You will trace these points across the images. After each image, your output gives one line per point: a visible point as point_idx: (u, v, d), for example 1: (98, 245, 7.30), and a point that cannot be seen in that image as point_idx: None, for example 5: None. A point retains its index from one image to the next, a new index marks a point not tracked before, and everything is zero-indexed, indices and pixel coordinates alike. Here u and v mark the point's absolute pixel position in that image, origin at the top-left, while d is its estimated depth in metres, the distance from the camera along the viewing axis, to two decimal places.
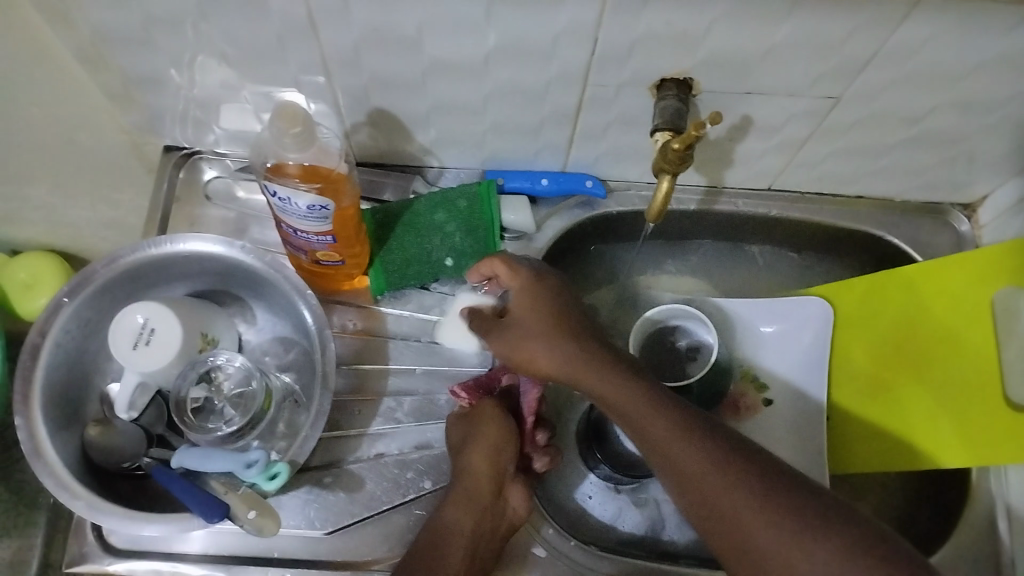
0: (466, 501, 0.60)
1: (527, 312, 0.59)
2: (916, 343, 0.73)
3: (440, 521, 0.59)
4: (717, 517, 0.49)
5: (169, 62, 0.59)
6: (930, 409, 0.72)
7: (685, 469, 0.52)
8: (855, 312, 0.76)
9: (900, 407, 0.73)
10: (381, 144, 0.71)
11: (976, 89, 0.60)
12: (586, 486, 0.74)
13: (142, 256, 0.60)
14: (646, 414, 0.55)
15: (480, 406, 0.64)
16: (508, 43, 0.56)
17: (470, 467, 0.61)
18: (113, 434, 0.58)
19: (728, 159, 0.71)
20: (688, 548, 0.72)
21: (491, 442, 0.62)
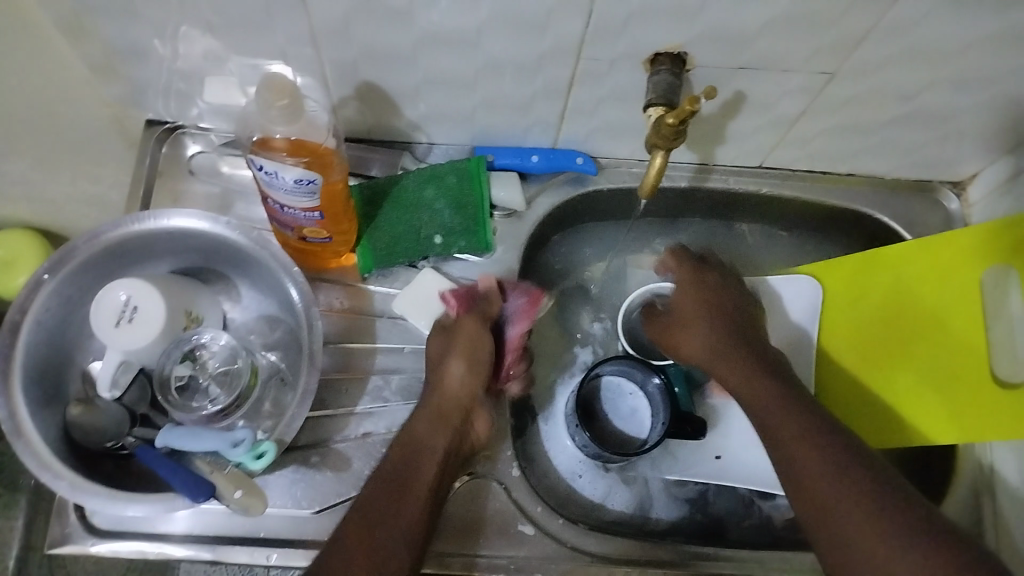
0: (436, 420, 0.61)
1: (690, 303, 0.68)
2: (904, 321, 0.73)
3: (413, 441, 0.60)
4: (825, 504, 0.52)
5: (153, 33, 0.57)
6: (921, 388, 0.71)
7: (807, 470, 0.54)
8: (842, 290, 0.76)
9: (887, 384, 0.73)
10: (369, 118, 0.69)
11: (973, 65, 0.59)
12: (575, 465, 0.73)
13: (125, 231, 0.58)
14: (776, 408, 0.59)
15: (462, 320, 0.65)
16: (501, 15, 0.55)
17: (444, 380, 0.63)
18: (95, 414, 0.56)
19: (720, 136, 0.71)
20: (674, 526, 0.73)
21: (466, 350, 0.63)
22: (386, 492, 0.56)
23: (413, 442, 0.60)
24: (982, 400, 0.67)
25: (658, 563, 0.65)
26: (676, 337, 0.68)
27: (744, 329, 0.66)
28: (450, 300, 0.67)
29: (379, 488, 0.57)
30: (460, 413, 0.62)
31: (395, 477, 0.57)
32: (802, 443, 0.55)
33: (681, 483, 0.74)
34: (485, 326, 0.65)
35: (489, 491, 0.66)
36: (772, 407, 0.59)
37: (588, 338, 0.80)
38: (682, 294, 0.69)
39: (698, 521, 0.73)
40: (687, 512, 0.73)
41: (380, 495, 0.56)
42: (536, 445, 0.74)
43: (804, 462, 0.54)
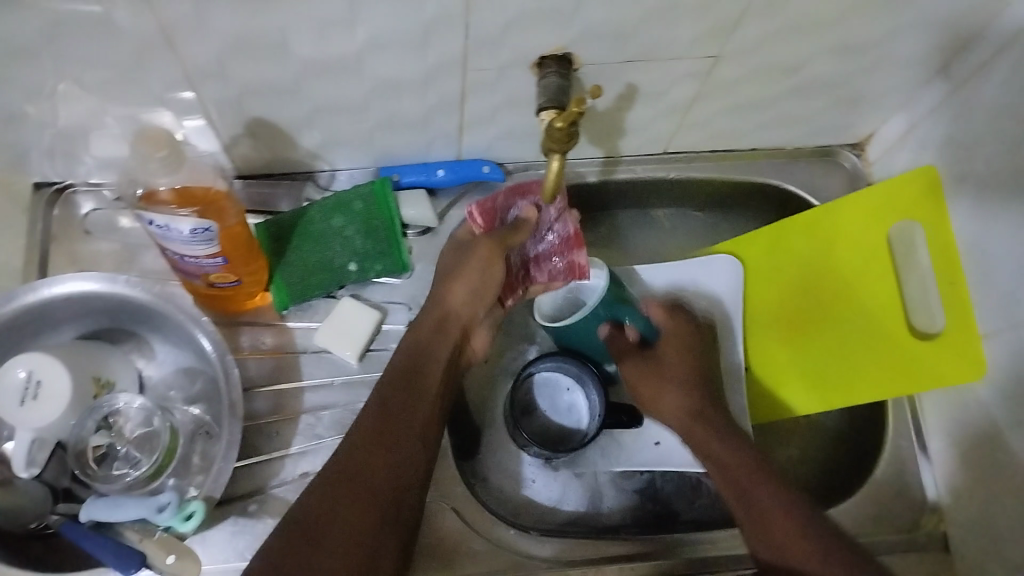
0: (437, 329, 0.64)
1: (672, 358, 0.71)
2: (823, 286, 0.75)
3: (419, 347, 0.63)
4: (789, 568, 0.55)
5: (22, 97, 0.55)
6: (849, 352, 0.72)
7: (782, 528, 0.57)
8: (759, 265, 0.78)
9: (813, 349, 0.74)
10: (265, 153, 0.68)
11: (849, 32, 0.61)
12: (526, 469, 0.73)
13: (18, 303, 0.56)
14: (754, 476, 0.61)
15: (479, 241, 0.66)
16: (379, 37, 0.54)
17: (447, 296, 0.65)
18: (15, 494, 0.54)
19: (620, 128, 0.71)
20: (626, 518, 0.73)
21: (475, 273, 0.65)
22: (400, 396, 0.59)
23: (419, 350, 0.62)
24: (903, 355, 0.69)
25: (611, 557, 0.65)
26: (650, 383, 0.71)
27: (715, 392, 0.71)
28: (476, 217, 0.68)
29: (390, 397, 0.59)
30: (459, 330, 0.66)
31: (403, 386, 0.59)
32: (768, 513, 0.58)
33: (629, 475, 0.74)
34: (500, 251, 0.65)
35: (436, 512, 0.65)
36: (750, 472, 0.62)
37: (521, 342, 0.79)
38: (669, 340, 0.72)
39: (650, 510, 0.73)
40: (638, 503, 0.74)
41: (392, 405, 0.58)
42: (484, 458, 0.73)
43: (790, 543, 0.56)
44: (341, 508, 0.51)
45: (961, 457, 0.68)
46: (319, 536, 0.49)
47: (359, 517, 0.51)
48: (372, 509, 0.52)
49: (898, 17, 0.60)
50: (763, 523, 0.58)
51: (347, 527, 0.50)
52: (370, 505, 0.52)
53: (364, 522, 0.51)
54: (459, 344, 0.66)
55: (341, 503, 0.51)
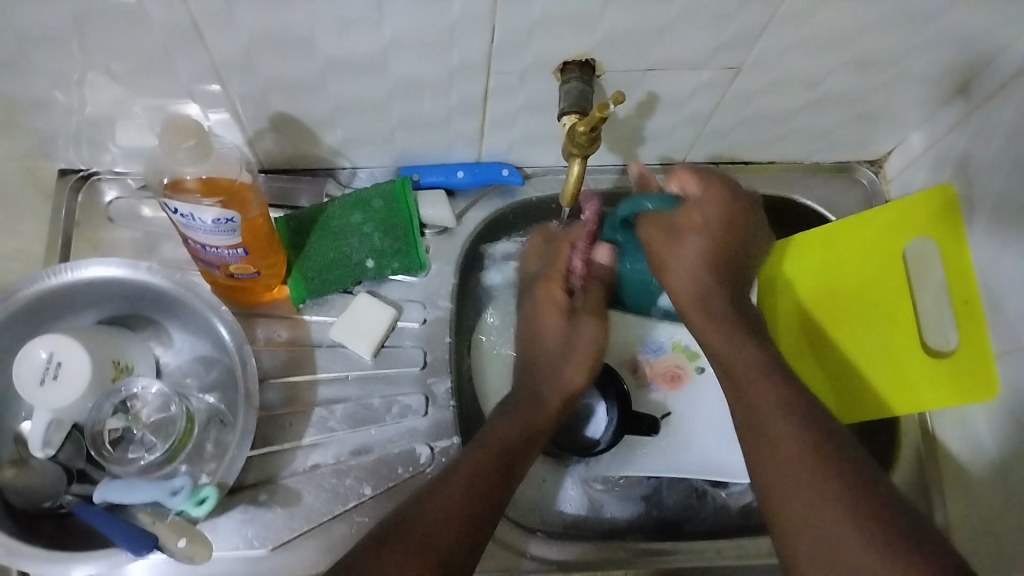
0: (562, 412, 0.66)
1: (692, 225, 0.67)
2: (840, 299, 0.74)
3: (529, 424, 0.63)
4: (778, 473, 0.53)
5: (54, 83, 0.56)
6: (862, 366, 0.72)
7: (780, 441, 0.55)
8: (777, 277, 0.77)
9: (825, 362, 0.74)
10: (287, 149, 0.69)
11: (871, 47, 0.61)
12: (536, 470, 0.73)
13: (41, 286, 0.57)
14: (752, 374, 0.60)
15: (585, 319, 0.71)
16: (406, 35, 0.55)
17: (567, 377, 0.68)
18: (31, 474, 0.55)
19: (640, 136, 0.72)
20: (630, 523, 0.73)
21: (587, 355, 0.70)
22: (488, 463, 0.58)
23: (524, 427, 0.63)
24: (917, 373, 0.69)
25: (618, 564, 0.65)
26: (663, 251, 0.68)
27: (737, 271, 0.68)
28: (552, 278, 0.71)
29: (473, 463, 0.58)
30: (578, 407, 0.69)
31: (492, 455, 0.59)
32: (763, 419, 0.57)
33: (635, 482, 0.74)
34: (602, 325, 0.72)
35: None
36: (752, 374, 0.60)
37: None
38: (702, 209, 0.67)
39: (654, 517, 0.74)
40: (642, 509, 0.74)
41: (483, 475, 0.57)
42: None
43: (784, 466, 0.54)
44: (397, 557, 0.50)
45: (969, 476, 0.67)
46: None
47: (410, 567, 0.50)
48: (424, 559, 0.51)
49: (918, 34, 0.60)
50: (760, 431, 0.57)
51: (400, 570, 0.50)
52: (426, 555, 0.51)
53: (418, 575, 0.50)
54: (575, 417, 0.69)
55: (393, 557, 0.50)
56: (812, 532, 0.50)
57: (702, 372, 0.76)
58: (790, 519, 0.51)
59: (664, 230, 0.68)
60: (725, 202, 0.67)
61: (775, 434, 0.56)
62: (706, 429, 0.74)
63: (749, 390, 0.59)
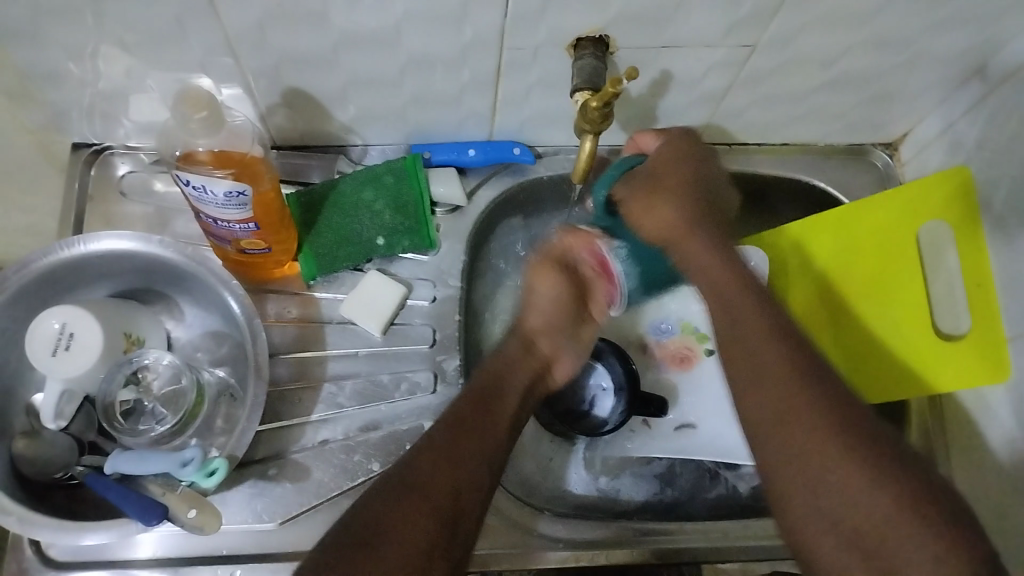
0: (522, 358, 0.63)
1: (667, 176, 0.64)
2: (852, 274, 0.73)
3: (501, 373, 0.61)
4: (795, 439, 0.48)
5: (67, 55, 0.56)
6: (871, 345, 0.71)
7: (761, 364, 0.53)
8: (789, 252, 0.75)
9: (837, 339, 0.73)
10: (299, 125, 0.69)
11: (889, 25, 0.61)
12: (545, 450, 0.73)
13: (54, 258, 0.58)
14: (745, 305, 0.57)
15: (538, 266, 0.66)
16: (420, 8, 0.55)
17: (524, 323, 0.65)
18: (42, 444, 0.56)
19: (652, 115, 0.71)
20: (643, 505, 0.72)
21: (548, 302, 0.65)
22: (475, 406, 0.58)
23: (501, 372, 0.61)
24: (928, 354, 0.69)
25: (623, 543, 0.65)
26: (637, 196, 0.65)
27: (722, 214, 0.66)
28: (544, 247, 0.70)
29: (443, 434, 0.55)
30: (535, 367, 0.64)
31: (457, 426, 0.56)
32: (766, 382, 0.52)
33: (646, 461, 0.74)
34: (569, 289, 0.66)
35: None
36: (749, 335, 0.55)
37: None
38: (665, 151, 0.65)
39: (667, 496, 0.73)
40: (656, 492, 0.73)
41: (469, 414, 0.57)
42: None
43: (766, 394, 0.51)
44: (398, 510, 0.49)
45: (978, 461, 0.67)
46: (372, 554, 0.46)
47: (407, 509, 0.49)
48: (424, 512, 0.50)
49: (937, 12, 0.59)
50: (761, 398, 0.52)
51: (402, 520, 0.49)
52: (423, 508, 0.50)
53: (424, 534, 0.48)
54: (538, 376, 0.64)
55: (397, 512, 0.49)
56: (841, 509, 0.45)
57: (712, 354, 0.76)
58: (767, 451, 0.50)
59: (640, 192, 0.65)
60: (684, 151, 0.65)
61: (762, 361, 0.53)
62: (715, 410, 0.74)
63: (739, 312, 0.57)
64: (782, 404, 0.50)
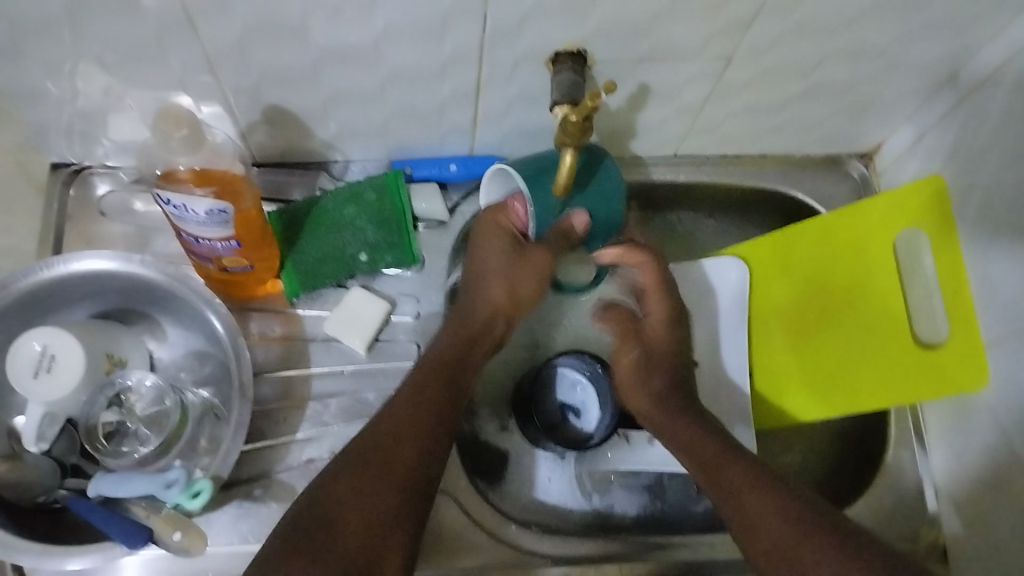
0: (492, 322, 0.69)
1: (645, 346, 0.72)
2: (825, 296, 0.75)
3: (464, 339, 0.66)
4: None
5: (44, 75, 0.56)
6: (852, 363, 0.72)
7: (749, 506, 0.56)
8: (769, 277, 0.78)
9: (823, 363, 0.74)
10: (280, 141, 0.69)
11: (861, 37, 0.62)
12: (542, 471, 0.73)
13: (35, 279, 0.57)
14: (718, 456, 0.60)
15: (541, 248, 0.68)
16: (399, 25, 0.55)
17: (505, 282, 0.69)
18: (23, 469, 0.55)
19: (632, 129, 0.72)
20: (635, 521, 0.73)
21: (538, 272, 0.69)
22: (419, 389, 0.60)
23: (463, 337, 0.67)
24: (906, 367, 0.69)
25: (614, 557, 0.65)
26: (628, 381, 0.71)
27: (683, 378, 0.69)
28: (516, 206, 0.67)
29: (394, 420, 0.57)
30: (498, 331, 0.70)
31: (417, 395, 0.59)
32: (753, 523, 0.55)
33: (633, 473, 0.74)
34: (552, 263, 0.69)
35: (439, 505, 0.65)
36: (736, 488, 0.58)
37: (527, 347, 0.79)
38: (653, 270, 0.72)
39: (656, 509, 0.74)
40: (646, 507, 0.74)
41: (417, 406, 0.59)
42: (497, 464, 0.73)
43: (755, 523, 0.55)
44: (358, 494, 0.53)
45: (962, 464, 0.68)
46: (335, 523, 0.51)
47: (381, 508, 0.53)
48: (399, 495, 0.54)
49: (908, 23, 0.60)
50: (761, 542, 0.54)
51: (364, 511, 0.52)
52: (384, 484, 0.54)
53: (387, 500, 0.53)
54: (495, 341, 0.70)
55: (360, 484, 0.54)
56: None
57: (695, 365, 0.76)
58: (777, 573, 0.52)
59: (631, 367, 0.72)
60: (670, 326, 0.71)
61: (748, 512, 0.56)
62: None
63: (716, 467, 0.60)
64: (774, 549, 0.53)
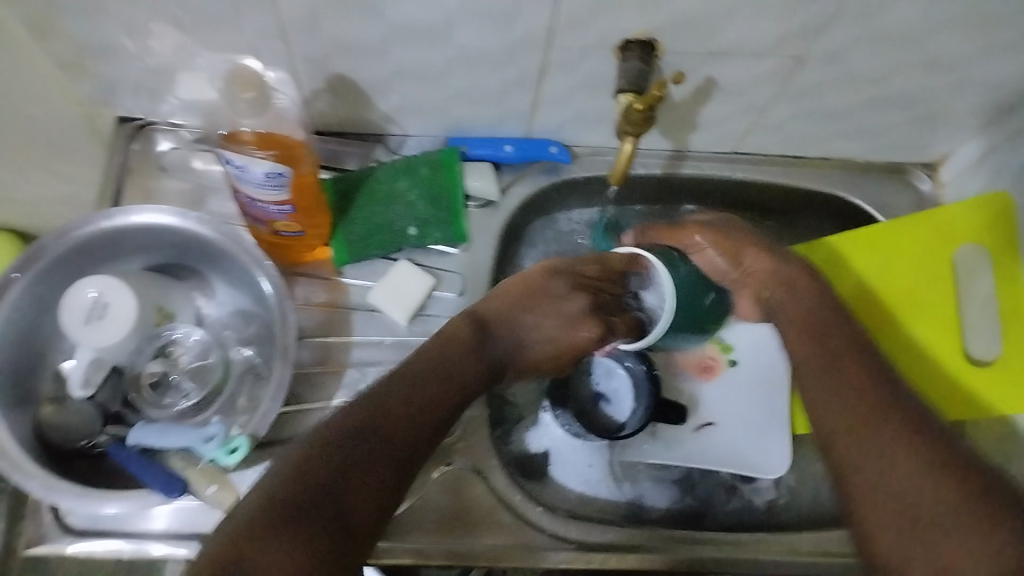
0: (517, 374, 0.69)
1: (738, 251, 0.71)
2: (896, 287, 0.72)
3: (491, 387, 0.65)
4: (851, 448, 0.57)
5: (119, 29, 0.57)
6: (932, 358, 0.69)
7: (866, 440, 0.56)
8: (841, 256, 0.72)
9: (913, 347, 0.70)
10: (341, 111, 0.69)
11: (939, 48, 0.60)
12: (584, 456, 0.73)
13: (94, 229, 0.58)
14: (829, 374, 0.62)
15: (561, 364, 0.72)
16: (467, 4, 0.55)
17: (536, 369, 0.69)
18: (68, 413, 0.57)
19: (692, 122, 0.71)
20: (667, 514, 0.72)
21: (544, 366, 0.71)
22: (432, 361, 0.59)
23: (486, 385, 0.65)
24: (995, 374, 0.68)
25: (640, 548, 0.64)
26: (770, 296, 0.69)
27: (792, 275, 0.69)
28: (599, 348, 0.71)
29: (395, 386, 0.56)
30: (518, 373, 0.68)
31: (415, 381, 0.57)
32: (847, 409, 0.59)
33: (664, 466, 0.74)
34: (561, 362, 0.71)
35: (468, 483, 0.66)
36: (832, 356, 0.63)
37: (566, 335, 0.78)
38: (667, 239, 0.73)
39: (688, 504, 0.73)
40: (677, 500, 0.73)
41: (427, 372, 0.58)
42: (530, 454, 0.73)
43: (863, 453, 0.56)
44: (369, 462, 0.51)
45: None
46: (348, 486, 0.49)
47: (382, 470, 0.51)
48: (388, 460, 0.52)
49: (991, 36, 0.59)
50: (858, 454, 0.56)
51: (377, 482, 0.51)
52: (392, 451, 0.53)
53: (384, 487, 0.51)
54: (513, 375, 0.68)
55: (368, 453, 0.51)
56: (897, 485, 0.53)
57: (735, 365, 0.76)
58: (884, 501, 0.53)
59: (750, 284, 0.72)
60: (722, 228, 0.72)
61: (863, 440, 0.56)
62: (735, 419, 0.74)
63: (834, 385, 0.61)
64: (846, 421, 0.59)
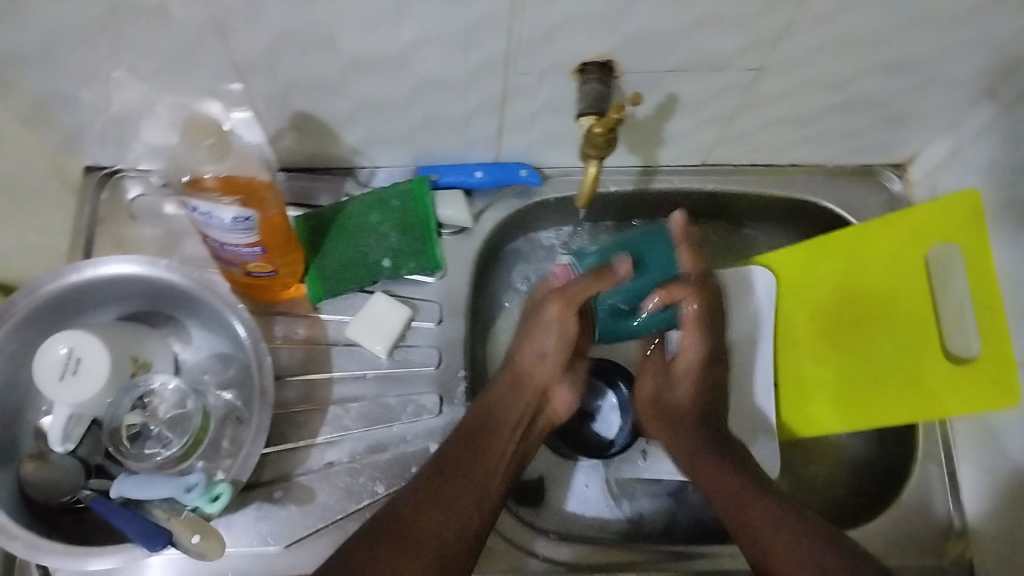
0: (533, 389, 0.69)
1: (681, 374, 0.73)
2: (853, 308, 0.74)
3: (491, 406, 0.66)
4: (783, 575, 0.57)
5: (78, 81, 0.57)
6: (889, 376, 0.71)
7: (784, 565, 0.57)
8: (799, 279, 0.77)
9: (871, 364, 0.72)
10: (307, 147, 0.69)
11: (896, 50, 0.61)
12: (578, 476, 0.73)
13: (63, 282, 0.58)
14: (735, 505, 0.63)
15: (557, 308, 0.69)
16: (424, 37, 0.55)
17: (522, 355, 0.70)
18: (49, 468, 0.56)
19: (659, 137, 0.71)
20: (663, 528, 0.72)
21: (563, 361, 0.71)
22: (463, 448, 0.62)
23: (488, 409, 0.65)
24: (955, 381, 0.67)
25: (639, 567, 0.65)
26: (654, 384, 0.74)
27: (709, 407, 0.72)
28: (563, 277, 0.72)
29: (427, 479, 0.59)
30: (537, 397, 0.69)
31: (440, 471, 0.60)
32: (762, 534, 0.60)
33: (657, 480, 0.74)
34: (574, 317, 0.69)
35: None
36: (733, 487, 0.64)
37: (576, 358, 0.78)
38: (643, 365, 0.76)
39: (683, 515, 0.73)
40: (672, 512, 0.73)
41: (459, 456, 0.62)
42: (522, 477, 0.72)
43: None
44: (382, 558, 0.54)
45: (991, 488, 0.67)
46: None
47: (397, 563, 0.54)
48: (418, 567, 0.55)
49: (949, 36, 0.59)
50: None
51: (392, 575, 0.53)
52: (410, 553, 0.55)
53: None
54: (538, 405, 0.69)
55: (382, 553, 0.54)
56: None
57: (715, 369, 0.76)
58: None
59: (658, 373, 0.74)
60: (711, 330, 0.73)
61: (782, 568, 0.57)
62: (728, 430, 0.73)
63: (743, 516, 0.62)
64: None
